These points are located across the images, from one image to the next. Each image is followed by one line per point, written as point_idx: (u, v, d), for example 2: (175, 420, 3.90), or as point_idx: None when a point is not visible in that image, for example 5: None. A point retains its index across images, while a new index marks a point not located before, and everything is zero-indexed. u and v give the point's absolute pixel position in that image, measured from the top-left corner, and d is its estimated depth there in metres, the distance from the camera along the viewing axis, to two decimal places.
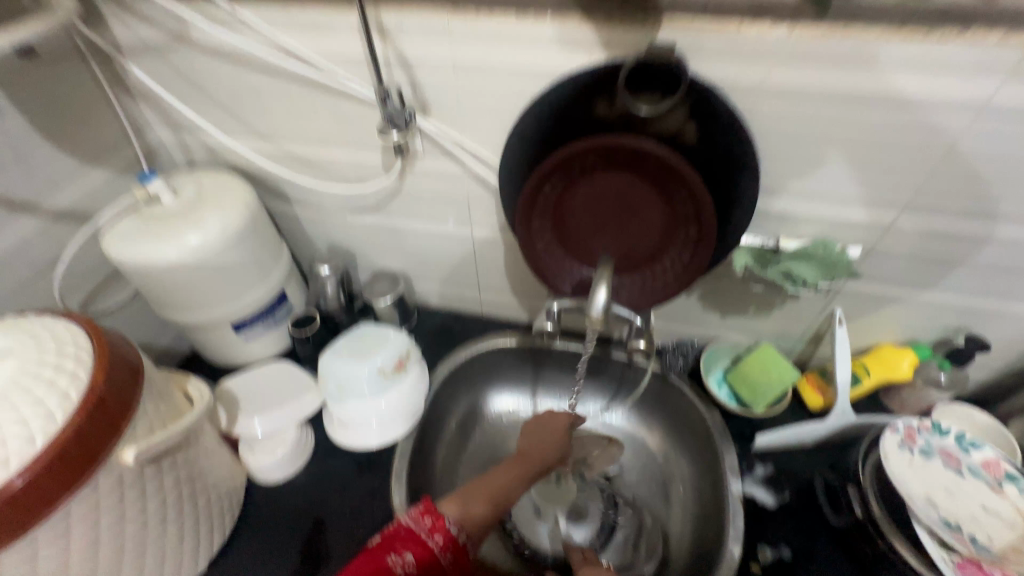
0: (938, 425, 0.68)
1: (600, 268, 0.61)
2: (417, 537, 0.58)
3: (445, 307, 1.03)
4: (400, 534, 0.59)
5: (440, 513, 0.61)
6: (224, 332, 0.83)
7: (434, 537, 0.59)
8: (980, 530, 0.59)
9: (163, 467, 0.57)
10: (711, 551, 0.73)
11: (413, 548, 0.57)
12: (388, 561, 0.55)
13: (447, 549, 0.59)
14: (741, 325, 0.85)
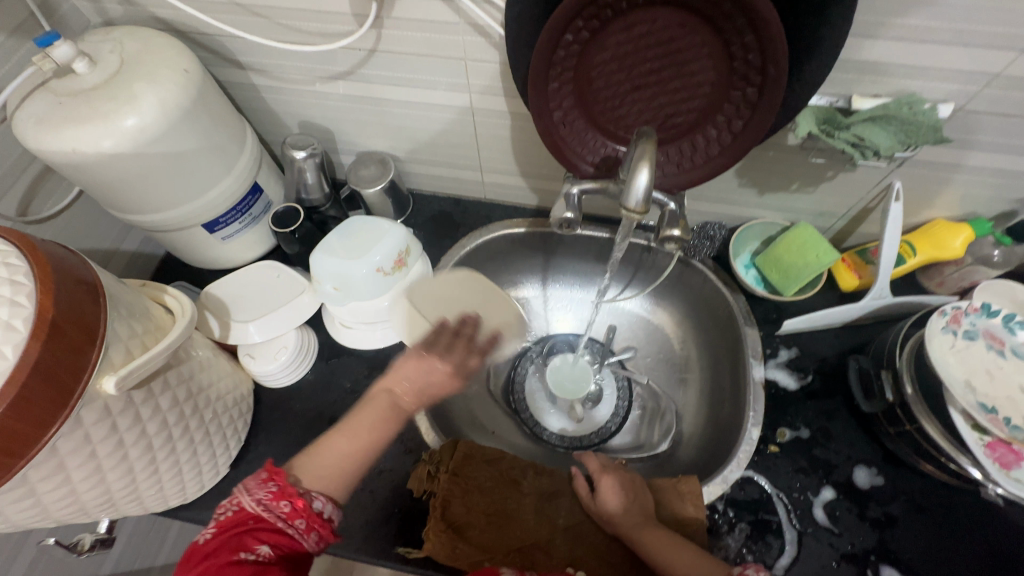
0: (988, 308, 0.64)
1: (640, 141, 0.49)
2: (272, 526, 0.53)
3: (443, 191, 0.92)
4: (249, 524, 0.52)
5: (298, 492, 0.55)
6: (198, 234, 0.73)
7: (292, 523, 0.54)
8: (1015, 412, 0.58)
9: (155, 390, 0.52)
10: (728, 430, 0.74)
11: (270, 539, 0.52)
12: (238, 559, 0.49)
13: (309, 532, 0.54)
14: (779, 202, 0.76)
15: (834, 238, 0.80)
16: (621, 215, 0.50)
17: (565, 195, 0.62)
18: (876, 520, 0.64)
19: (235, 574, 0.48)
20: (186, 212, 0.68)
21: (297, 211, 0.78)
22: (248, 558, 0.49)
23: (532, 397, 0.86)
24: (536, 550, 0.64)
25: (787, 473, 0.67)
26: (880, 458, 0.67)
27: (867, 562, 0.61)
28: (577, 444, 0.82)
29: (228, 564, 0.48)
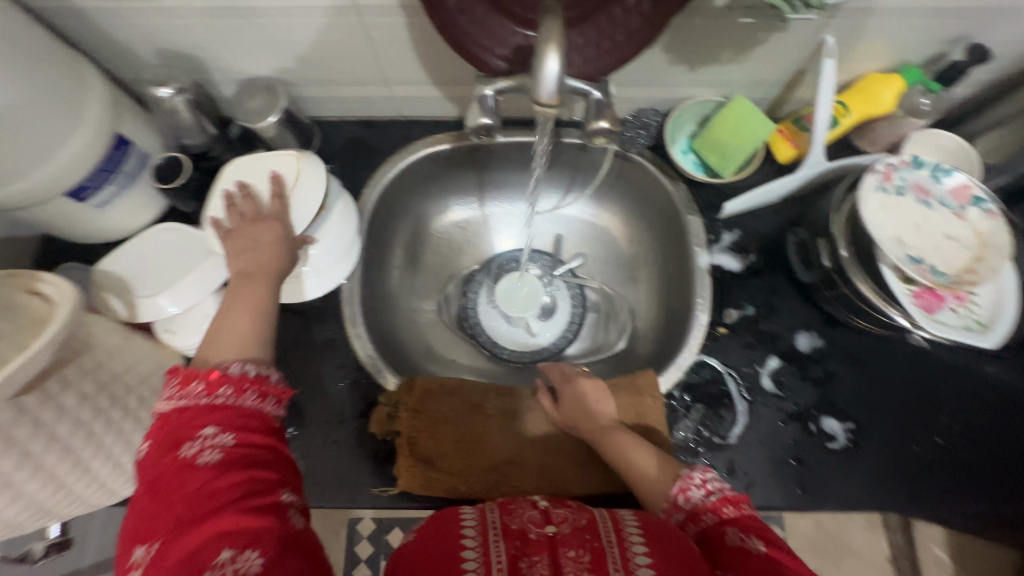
0: (920, 160, 0.63)
1: (549, 20, 0.42)
2: (201, 408, 0.45)
3: (351, 114, 0.81)
4: (177, 421, 0.44)
5: (204, 372, 0.46)
6: (64, 205, 0.62)
7: (221, 394, 0.45)
8: (940, 260, 0.61)
9: (52, 390, 0.47)
10: (679, 320, 0.75)
11: (209, 419, 0.44)
12: (185, 454, 0.42)
13: (244, 391, 0.47)
14: (711, 76, 0.71)
15: (770, 108, 0.77)
16: (535, 111, 0.46)
17: (478, 98, 0.55)
18: (817, 378, 0.68)
19: (193, 473, 0.41)
20: (37, 182, 0.57)
21: (182, 160, 0.68)
22: (197, 449, 0.43)
23: (488, 321, 0.85)
24: (509, 465, 0.65)
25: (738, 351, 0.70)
26: (819, 321, 0.70)
27: (810, 417, 0.66)
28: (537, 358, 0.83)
29: (178, 467, 0.42)
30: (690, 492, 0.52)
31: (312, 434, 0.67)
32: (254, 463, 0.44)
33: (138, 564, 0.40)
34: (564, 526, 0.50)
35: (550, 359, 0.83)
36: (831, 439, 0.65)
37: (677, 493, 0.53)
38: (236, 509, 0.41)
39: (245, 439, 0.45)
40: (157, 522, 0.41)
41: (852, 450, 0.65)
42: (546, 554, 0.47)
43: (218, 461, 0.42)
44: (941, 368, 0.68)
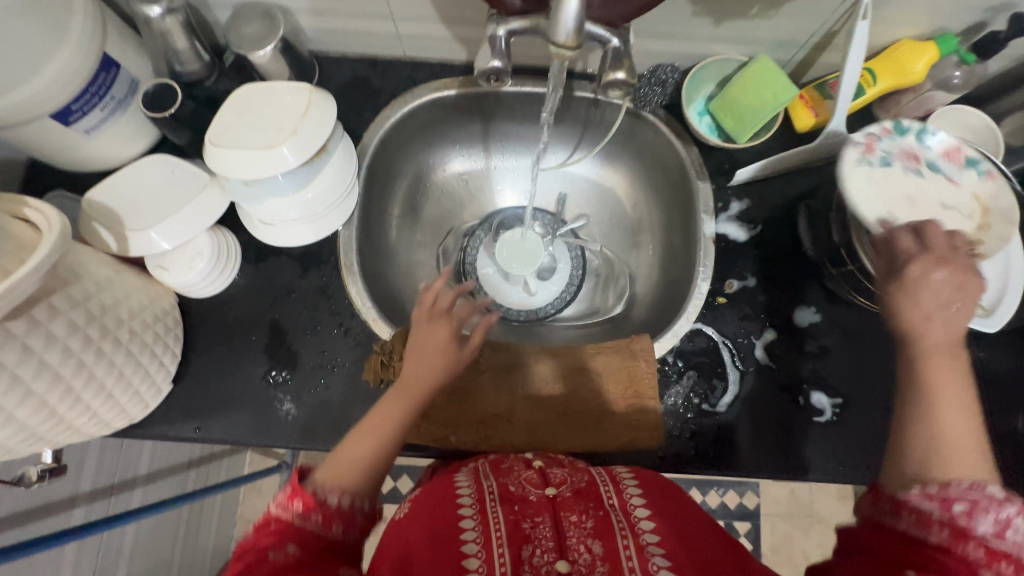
0: (900, 127, 0.62)
1: None
2: (292, 526, 0.45)
3: (353, 51, 0.77)
4: (273, 527, 0.45)
5: (311, 490, 0.47)
6: (48, 128, 0.59)
7: (311, 519, 0.46)
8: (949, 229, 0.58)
9: (39, 318, 0.46)
10: (679, 286, 0.75)
11: (291, 534, 0.45)
12: (270, 551, 0.43)
13: (331, 521, 0.47)
14: (737, 32, 0.67)
15: (794, 72, 0.73)
16: (551, 55, 0.41)
17: (490, 38, 0.52)
18: (811, 352, 0.68)
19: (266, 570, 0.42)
20: (18, 100, 0.54)
21: (173, 87, 0.64)
22: (280, 555, 0.43)
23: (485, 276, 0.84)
24: (498, 420, 0.66)
25: (949, 293, 0.47)
26: (819, 297, 0.69)
27: (799, 390, 0.67)
28: (533, 317, 0.82)
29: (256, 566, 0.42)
30: (979, 517, 0.40)
31: (305, 378, 0.67)
32: (328, 560, 0.45)
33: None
34: (564, 490, 0.52)
35: (544, 319, 0.82)
36: (818, 412, 0.66)
37: (961, 500, 0.41)
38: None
39: (326, 543, 0.46)
40: None
41: (838, 425, 0.66)
42: (548, 517, 0.48)
43: (295, 559, 0.43)
44: None
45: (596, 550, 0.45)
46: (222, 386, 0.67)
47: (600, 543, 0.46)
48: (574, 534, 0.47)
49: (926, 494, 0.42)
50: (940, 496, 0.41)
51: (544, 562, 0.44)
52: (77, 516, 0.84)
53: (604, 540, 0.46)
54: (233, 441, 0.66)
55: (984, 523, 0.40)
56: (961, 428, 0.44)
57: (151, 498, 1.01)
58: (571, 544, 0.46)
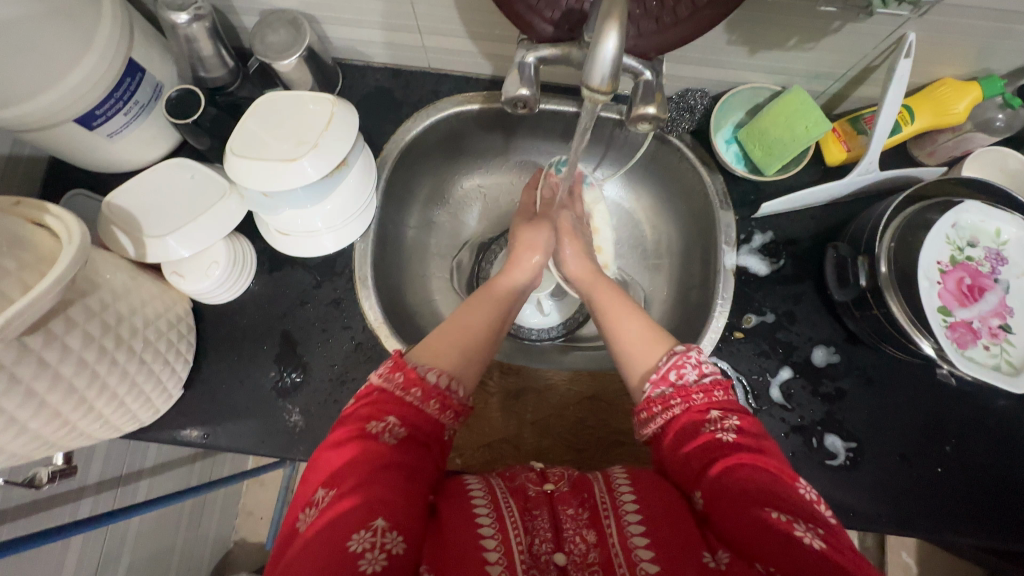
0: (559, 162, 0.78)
1: None
2: (393, 396, 0.50)
3: (377, 60, 0.76)
4: (376, 398, 0.51)
5: (412, 367, 0.52)
6: (72, 132, 0.59)
7: (409, 392, 0.51)
8: (961, 284, 0.57)
9: (56, 330, 0.46)
10: (695, 316, 0.74)
11: (394, 410, 0.50)
12: (372, 431, 0.48)
13: (430, 398, 0.51)
14: (771, 62, 0.65)
15: (827, 103, 0.71)
16: (584, 96, 0.41)
17: (519, 64, 0.51)
18: (827, 394, 0.67)
19: (372, 448, 0.47)
20: (43, 105, 0.53)
21: (197, 93, 0.64)
22: (381, 429, 0.48)
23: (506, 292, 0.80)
24: (505, 445, 0.66)
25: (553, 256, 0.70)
26: (839, 337, 0.68)
27: (812, 432, 0.66)
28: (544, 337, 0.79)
29: (361, 437, 0.47)
30: (684, 371, 0.53)
31: (314, 391, 0.67)
32: (419, 456, 0.49)
33: (314, 505, 0.45)
34: (562, 485, 0.52)
35: (557, 341, 0.79)
36: (831, 456, 0.65)
37: (671, 368, 0.53)
38: (381, 482, 0.45)
39: (418, 433, 0.50)
40: (341, 471, 0.46)
41: (850, 470, 0.65)
42: (546, 509, 0.49)
43: (391, 448, 0.47)
44: (960, 400, 0.66)
45: (590, 540, 0.46)
46: (231, 394, 0.67)
47: (594, 534, 0.46)
48: (570, 526, 0.47)
49: (657, 381, 0.53)
50: (664, 378, 0.53)
51: (544, 553, 0.46)
52: (84, 507, 0.85)
53: (597, 529, 0.47)
54: (240, 449, 0.66)
55: (688, 374, 0.52)
56: (632, 330, 0.58)
57: (155, 490, 1.02)
58: (567, 536, 0.47)
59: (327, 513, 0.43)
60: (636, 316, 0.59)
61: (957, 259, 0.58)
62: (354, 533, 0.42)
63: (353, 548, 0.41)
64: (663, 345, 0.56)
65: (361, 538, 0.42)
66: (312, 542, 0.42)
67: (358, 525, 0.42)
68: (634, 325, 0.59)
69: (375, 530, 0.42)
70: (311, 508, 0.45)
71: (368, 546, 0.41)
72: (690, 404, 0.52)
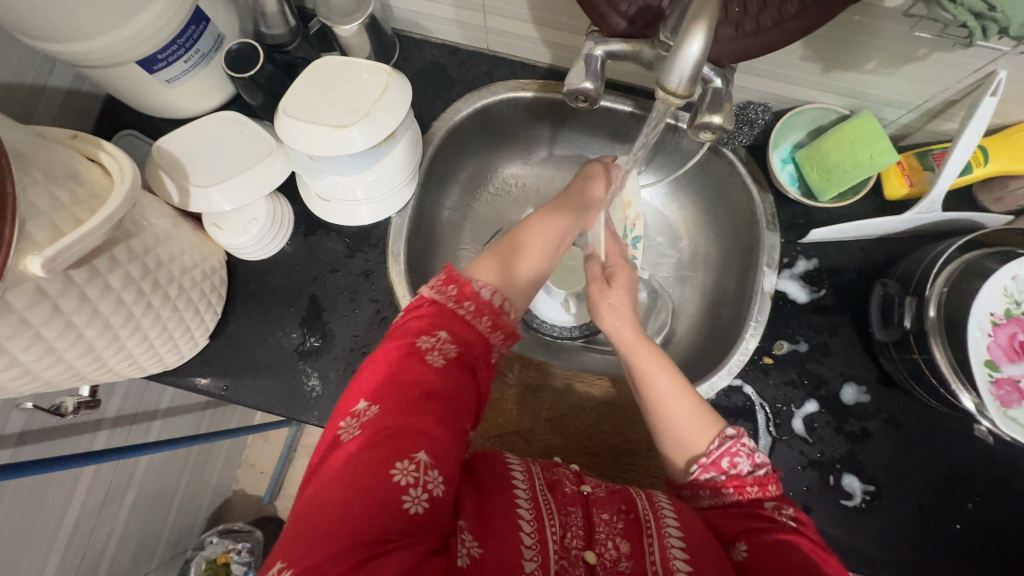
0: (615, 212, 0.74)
1: None
2: (444, 310, 0.52)
3: (437, 36, 0.75)
4: (427, 309, 0.52)
5: (464, 281, 0.54)
6: (133, 73, 0.59)
7: (461, 307, 0.52)
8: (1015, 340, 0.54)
9: (99, 268, 0.47)
10: (727, 335, 0.72)
11: (445, 326, 0.51)
12: (421, 347, 0.49)
13: (478, 315, 0.53)
14: (844, 84, 0.62)
15: (893, 133, 0.68)
16: (656, 98, 0.39)
17: (585, 57, 0.49)
18: (852, 433, 0.65)
19: (423, 371, 0.47)
20: (112, 44, 0.54)
21: (257, 49, 0.64)
22: (430, 346, 0.49)
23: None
24: (516, 438, 0.65)
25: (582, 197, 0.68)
26: (873, 377, 0.66)
27: (831, 469, 0.64)
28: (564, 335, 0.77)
29: (413, 353, 0.48)
30: (738, 461, 0.50)
31: (334, 358, 0.68)
32: (461, 384, 0.49)
33: (357, 418, 0.46)
34: (599, 490, 0.52)
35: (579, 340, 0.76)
36: (847, 496, 0.63)
37: (723, 456, 0.50)
38: (428, 411, 0.46)
39: (464, 354, 0.51)
40: (387, 391, 0.46)
41: (865, 513, 0.63)
42: (581, 510, 0.49)
43: (436, 370, 0.48)
44: (990, 458, 0.64)
45: (623, 549, 0.46)
46: (253, 351, 0.68)
47: (628, 543, 0.47)
48: (604, 530, 0.48)
49: (705, 466, 0.51)
50: (714, 464, 0.50)
51: (574, 547, 0.46)
52: (100, 439, 0.87)
53: (632, 540, 0.47)
54: (256, 406, 0.67)
55: (742, 464, 0.50)
56: (683, 408, 0.53)
57: (166, 433, 1.04)
58: (599, 538, 0.47)
59: (370, 429, 0.44)
60: (681, 385, 0.54)
61: (1013, 314, 0.55)
62: (398, 461, 0.43)
63: (398, 479, 0.42)
64: (714, 426, 0.52)
65: (405, 470, 0.42)
66: (354, 459, 0.43)
67: (400, 452, 0.43)
68: (679, 399, 0.53)
69: (419, 464, 0.43)
70: (355, 421, 0.46)
71: (411, 481, 0.42)
72: (742, 495, 0.50)
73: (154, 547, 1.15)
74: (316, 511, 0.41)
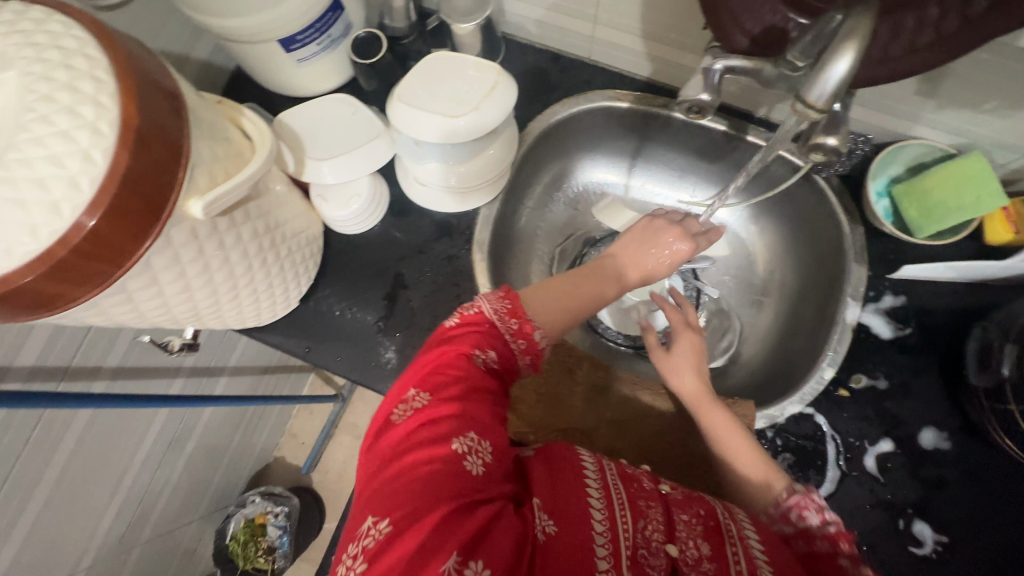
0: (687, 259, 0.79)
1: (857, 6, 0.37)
2: (499, 335, 0.52)
3: (541, 42, 0.78)
4: (483, 327, 0.51)
5: (527, 318, 0.53)
6: (273, 50, 0.65)
7: (516, 339, 0.52)
8: None
9: (236, 219, 0.51)
10: (799, 363, 0.71)
11: (497, 344, 0.51)
12: (474, 356, 0.50)
13: (529, 352, 0.53)
14: (956, 122, 0.62)
15: (1002, 178, 0.67)
16: (792, 110, 0.41)
17: (703, 70, 0.53)
18: (928, 480, 0.62)
19: (473, 372, 0.48)
20: (264, 21, 0.59)
21: (380, 39, 0.69)
22: (482, 358, 0.50)
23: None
24: (579, 436, 0.66)
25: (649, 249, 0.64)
26: (955, 425, 0.63)
27: (902, 513, 0.62)
28: (620, 342, 0.79)
29: (464, 358, 0.49)
30: (806, 515, 0.50)
31: (411, 335, 0.71)
32: (500, 390, 0.51)
33: (409, 402, 0.48)
34: (675, 491, 0.52)
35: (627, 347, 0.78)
36: (917, 542, 0.61)
37: (791, 508, 0.52)
38: (476, 401, 0.47)
39: (507, 370, 0.52)
40: (438, 382, 0.48)
41: (935, 563, 0.60)
42: (660, 506, 0.49)
43: (485, 375, 0.49)
44: None
45: (704, 549, 0.46)
46: (337, 318, 0.72)
47: (709, 546, 0.46)
48: (684, 529, 0.48)
49: (775, 516, 0.53)
50: (784, 516, 0.52)
51: (655, 540, 0.46)
52: (176, 385, 0.94)
53: (714, 544, 0.47)
54: (333, 370, 0.71)
55: (809, 518, 0.50)
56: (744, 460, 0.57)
57: (231, 390, 1.10)
58: (680, 536, 0.47)
59: (422, 412, 0.46)
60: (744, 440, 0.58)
61: None
62: (453, 439, 0.44)
63: (457, 450, 0.44)
64: (777, 481, 0.55)
65: (463, 442, 0.45)
66: (410, 433, 0.45)
67: (454, 433, 0.45)
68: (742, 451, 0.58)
69: (472, 440, 0.45)
70: (406, 404, 0.48)
71: (469, 451, 0.44)
72: (811, 546, 0.49)
73: (201, 498, 1.21)
74: (392, 481, 0.43)
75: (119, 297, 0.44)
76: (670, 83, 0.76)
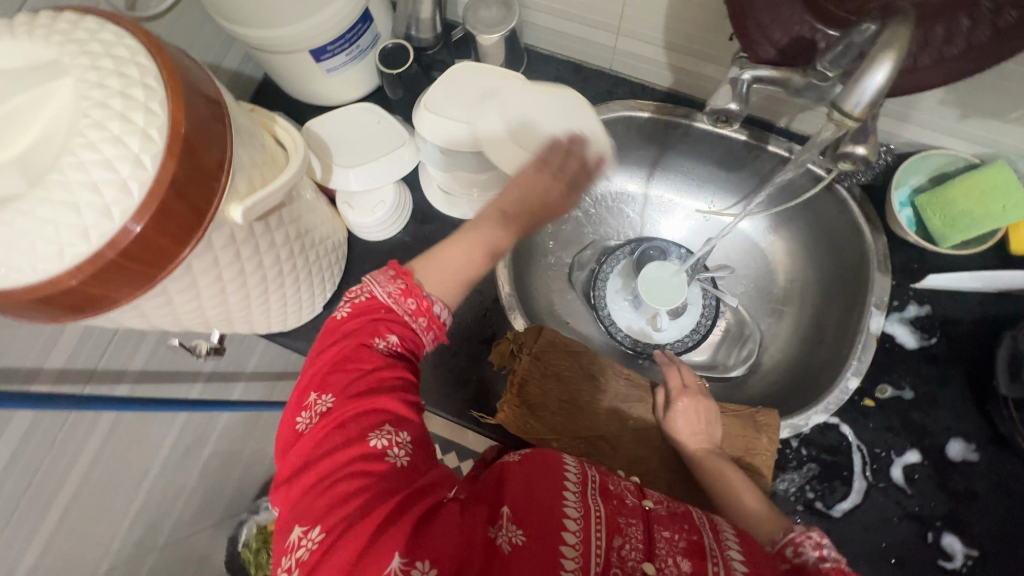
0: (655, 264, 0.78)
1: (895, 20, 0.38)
2: (398, 317, 0.53)
3: (563, 52, 0.80)
4: (380, 313, 0.53)
5: (423, 294, 0.54)
6: (303, 60, 0.66)
7: (415, 318, 0.54)
8: None
9: (271, 225, 0.52)
10: (821, 372, 0.70)
11: (395, 328, 0.53)
12: (373, 344, 0.51)
13: (430, 329, 0.55)
14: (981, 131, 0.62)
15: None
16: (830, 118, 0.43)
17: (732, 80, 0.53)
18: (956, 492, 0.62)
19: (371, 359, 0.50)
20: (297, 32, 0.61)
21: (407, 49, 0.70)
22: (380, 342, 0.51)
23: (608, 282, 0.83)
24: (602, 442, 0.66)
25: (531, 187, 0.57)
26: (983, 436, 0.63)
27: (930, 526, 0.61)
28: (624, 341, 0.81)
29: (364, 347, 0.51)
30: (803, 550, 0.47)
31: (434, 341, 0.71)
32: (409, 370, 0.53)
33: (312, 407, 0.50)
34: (660, 507, 0.51)
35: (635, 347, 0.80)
36: (946, 556, 0.60)
37: (785, 545, 0.49)
38: (385, 392, 0.49)
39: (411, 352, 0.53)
40: (335, 380, 0.50)
41: None
42: (642, 522, 0.48)
43: (387, 361, 0.51)
44: None
45: (684, 567, 0.45)
46: None
47: (689, 563, 0.45)
48: (665, 547, 0.46)
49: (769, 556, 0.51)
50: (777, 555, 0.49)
51: (631, 559, 0.45)
52: (195, 390, 0.94)
53: (695, 561, 0.45)
54: None
55: (805, 554, 0.47)
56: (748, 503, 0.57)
57: (248, 395, 1.11)
58: (659, 553, 0.46)
59: (328, 414, 0.48)
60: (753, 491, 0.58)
61: None
62: (368, 434, 0.47)
63: (374, 446, 0.46)
64: (774, 526, 0.54)
65: (379, 437, 0.47)
66: (321, 437, 0.48)
67: (367, 430, 0.47)
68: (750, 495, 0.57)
69: (388, 433, 0.47)
70: (310, 409, 0.50)
71: (388, 445, 0.47)
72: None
73: (215, 504, 1.21)
74: (312, 492, 0.46)
75: (160, 300, 0.44)
76: (691, 93, 0.77)
